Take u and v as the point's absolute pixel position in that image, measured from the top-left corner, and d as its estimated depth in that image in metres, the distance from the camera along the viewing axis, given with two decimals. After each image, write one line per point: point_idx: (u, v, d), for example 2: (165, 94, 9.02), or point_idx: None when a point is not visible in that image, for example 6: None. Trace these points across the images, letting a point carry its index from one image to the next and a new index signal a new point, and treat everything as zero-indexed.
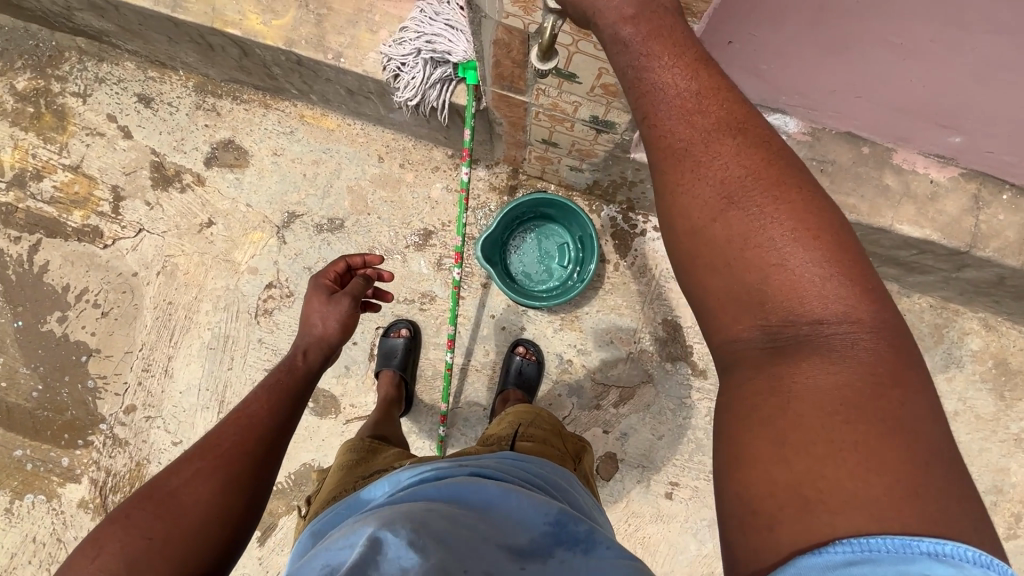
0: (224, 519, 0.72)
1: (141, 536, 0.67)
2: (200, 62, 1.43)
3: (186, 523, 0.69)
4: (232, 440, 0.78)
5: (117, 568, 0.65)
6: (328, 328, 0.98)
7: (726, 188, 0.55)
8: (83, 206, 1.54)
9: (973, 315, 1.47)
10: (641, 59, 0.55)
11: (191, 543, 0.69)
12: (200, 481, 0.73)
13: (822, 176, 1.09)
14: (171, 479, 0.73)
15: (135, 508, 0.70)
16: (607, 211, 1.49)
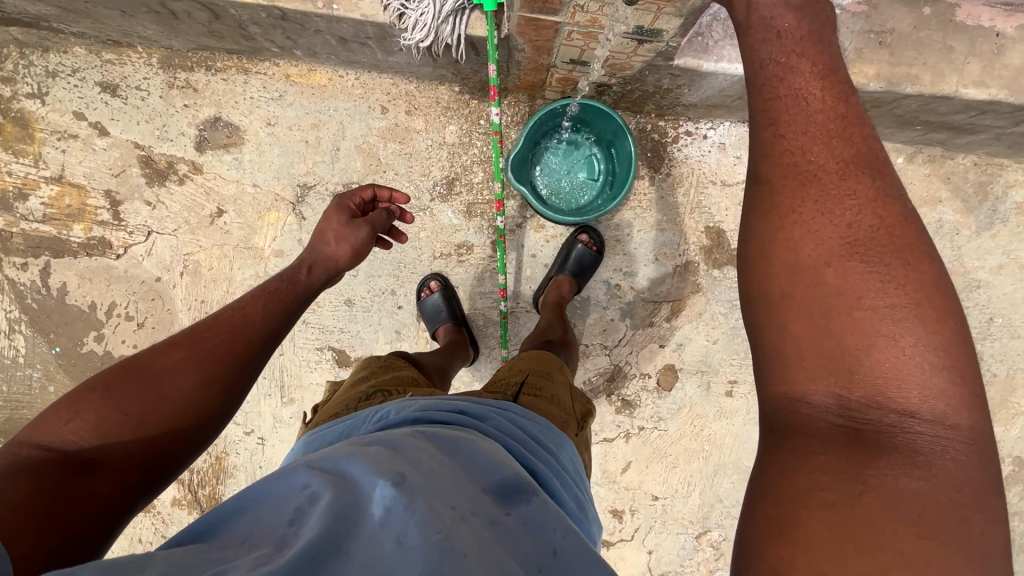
0: (200, 409, 0.76)
1: (120, 408, 0.72)
2: (161, 34, 1.26)
3: (164, 406, 0.74)
4: (225, 338, 0.82)
5: (96, 432, 0.69)
6: (344, 255, 1.03)
7: (850, 237, 0.57)
8: (81, 219, 1.43)
9: (1016, 166, 1.44)
10: (789, 58, 0.63)
11: (165, 425, 0.73)
12: (188, 369, 0.77)
13: (881, 48, 1.01)
14: (160, 360, 0.77)
15: (122, 378, 0.74)
16: (635, 122, 1.40)
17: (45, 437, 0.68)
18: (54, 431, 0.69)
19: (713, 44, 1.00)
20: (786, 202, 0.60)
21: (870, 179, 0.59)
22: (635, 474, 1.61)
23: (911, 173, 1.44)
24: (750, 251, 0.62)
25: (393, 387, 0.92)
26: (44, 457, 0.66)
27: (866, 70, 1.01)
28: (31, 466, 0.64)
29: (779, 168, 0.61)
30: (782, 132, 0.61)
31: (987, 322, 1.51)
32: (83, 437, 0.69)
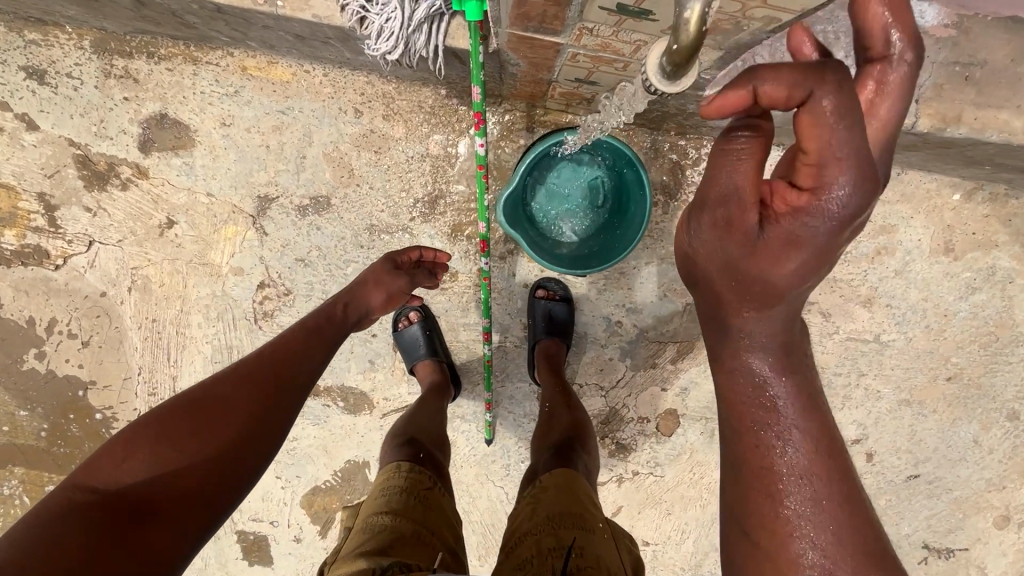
0: (248, 449, 0.71)
1: (167, 450, 0.66)
2: (87, 15, 1.04)
3: (219, 442, 0.69)
4: (274, 373, 0.79)
5: (149, 477, 0.64)
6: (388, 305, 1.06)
7: (807, 503, 0.55)
8: (12, 224, 1.26)
9: None
10: (755, 296, 0.57)
11: (217, 468, 0.67)
12: (239, 406, 0.72)
13: (966, 85, 0.80)
14: (212, 394, 0.72)
15: (170, 416, 0.69)
16: (651, 140, 1.19)
17: (95, 483, 0.63)
18: (103, 477, 0.63)
19: None
20: (709, 346, 0.64)
21: (823, 439, 0.57)
22: (626, 519, 1.49)
23: (967, 213, 1.24)
24: (727, 496, 0.60)
25: (412, 565, 0.73)
26: (90, 506, 0.60)
27: (943, 111, 0.81)
28: (77, 516, 0.59)
29: (734, 407, 0.60)
30: (728, 372, 0.60)
31: None
32: (132, 481, 0.63)
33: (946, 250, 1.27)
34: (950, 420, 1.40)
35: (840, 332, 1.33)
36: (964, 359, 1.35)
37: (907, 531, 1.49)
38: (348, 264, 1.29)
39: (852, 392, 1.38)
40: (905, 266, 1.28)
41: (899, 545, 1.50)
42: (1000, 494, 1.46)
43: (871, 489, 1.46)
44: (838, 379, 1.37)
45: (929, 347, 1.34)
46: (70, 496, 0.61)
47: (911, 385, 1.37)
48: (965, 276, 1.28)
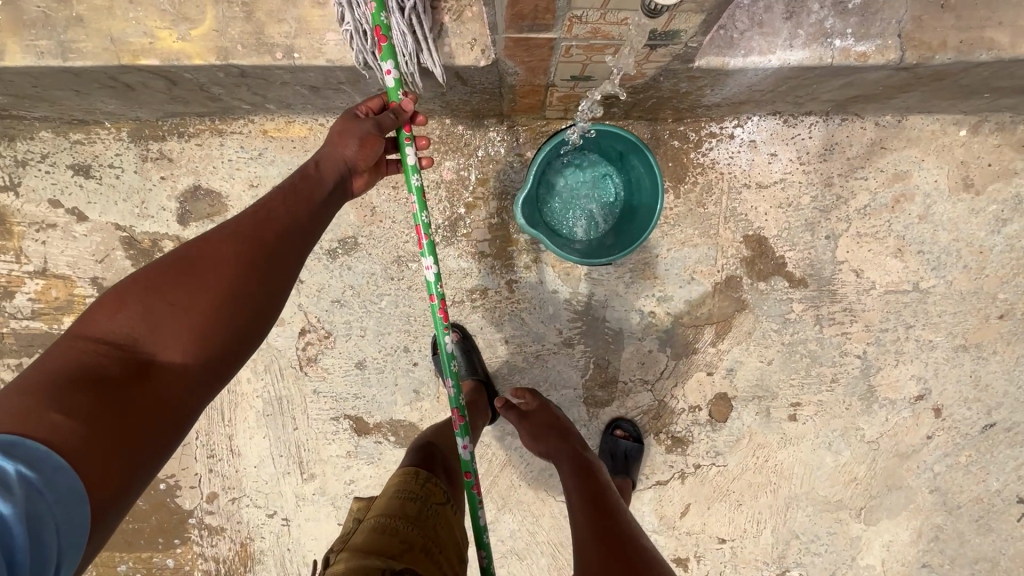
0: (244, 308, 0.65)
1: (158, 302, 0.61)
2: (124, 107, 1.15)
3: (206, 300, 0.63)
4: (275, 224, 0.71)
5: (142, 329, 0.60)
6: (362, 153, 0.85)
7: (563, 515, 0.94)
8: (70, 311, 1.35)
9: None
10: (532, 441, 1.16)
11: (213, 327, 0.63)
12: (230, 257, 0.66)
13: (944, 12, 0.84)
14: (207, 245, 0.66)
15: (168, 265, 0.64)
16: (651, 130, 1.24)
17: (98, 333, 0.59)
18: (105, 328, 0.59)
19: (738, 37, 0.84)
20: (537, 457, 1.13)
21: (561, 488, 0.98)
22: (696, 517, 1.44)
23: (977, 146, 1.24)
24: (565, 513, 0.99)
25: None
26: (94, 355, 0.57)
27: (928, 41, 0.84)
28: (76, 369, 0.55)
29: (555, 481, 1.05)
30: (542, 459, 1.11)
31: None
32: (128, 334, 0.59)
33: (965, 186, 1.26)
34: (1014, 360, 1.34)
35: (877, 287, 1.32)
36: (1013, 295, 1.31)
37: (997, 487, 1.41)
38: (381, 297, 1.34)
39: (904, 346, 1.34)
40: (928, 209, 1.27)
41: (992, 504, 1.42)
42: None
43: (949, 447, 1.39)
44: (886, 334, 1.34)
45: (972, 287, 1.31)
46: (67, 347, 0.57)
47: (964, 330, 1.33)
48: (991, 210, 1.27)
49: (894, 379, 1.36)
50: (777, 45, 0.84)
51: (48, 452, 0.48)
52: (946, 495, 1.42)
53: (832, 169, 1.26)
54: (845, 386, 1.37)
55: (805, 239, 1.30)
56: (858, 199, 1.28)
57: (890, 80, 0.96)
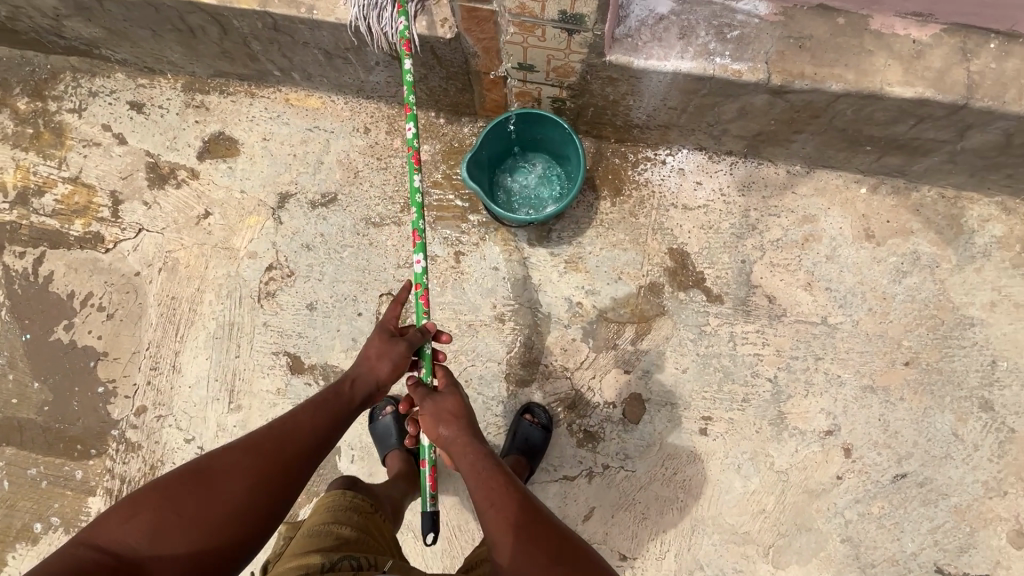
0: (237, 510, 0.74)
1: (162, 521, 0.71)
2: (185, 57, 1.48)
3: (212, 517, 0.73)
4: (286, 450, 0.82)
5: (144, 543, 0.69)
6: (392, 373, 0.98)
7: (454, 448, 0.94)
8: (83, 215, 1.57)
9: (987, 200, 1.40)
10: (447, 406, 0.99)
11: (204, 534, 0.72)
12: (230, 483, 0.76)
13: (802, 51, 1.08)
14: (217, 470, 0.76)
15: (177, 486, 0.74)
16: (596, 146, 1.48)
17: (105, 540, 0.69)
18: (111, 535, 0.70)
19: (642, 45, 1.10)
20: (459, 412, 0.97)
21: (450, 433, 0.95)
22: (599, 525, 1.41)
23: (876, 204, 1.43)
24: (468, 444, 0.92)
25: (363, 559, 0.86)
26: (93, 560, 0.67)
27: (789, 69, 1.08)
28: (80, 571, 0.65)
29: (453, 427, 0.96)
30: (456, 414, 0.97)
31: (990, 364, 1.38)
32: (130, 546, 0.69)
33: (867, 236, 1.43)
34: (921, 409, 1.38)
35: (788, 314, 1.43)
36: (917, 344, 1.40)
37: (913, 550, 1.36)
38: (344, 248, 1.51)
39: (813, 377, 1.41)
40: (834, 251, 1.43)
41: (908, 568, 1.35)
42: (1004, 503, 1.35)
43: (859, 493, 1.38)
44: (796, 362, 1.42)
45: (878, 330, 1.41)
46: (78, 551, 0.68)
47: (871, 370, 1.40)
48: (892, 261, 1.42)
49: (803, 409, 1.40)
50: (671, 55, 1.10)
51: None
52: (859, 549, 1.37)
53: (748, 203, 1.45)
54: (755, 407, 1.41)
55: (723, 259, 1.45)
56: (771, 232, 1.45)
57: (773, 108, 1.19)
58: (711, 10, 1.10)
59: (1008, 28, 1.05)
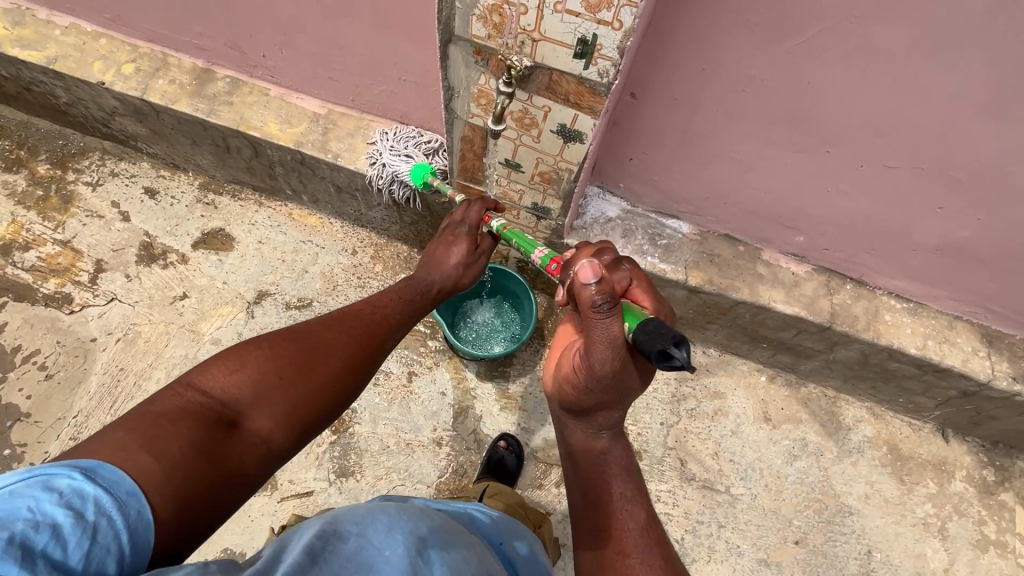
0: (332, 372, 0.84)
1: (266, 375, 0.76)
2: (212, 164, 1.70)
3: (316, 379, 0.81)
4: (371, 335, 0.93)
5: (248, 392, 0.74)
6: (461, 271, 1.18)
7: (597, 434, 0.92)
8: (60, 275, 1.63)
9: (860, 404, 1.69)
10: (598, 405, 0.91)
11: (303, 394, 0.79)
12: (326, 353, 0.84)
13: (712, 264, 1.40)
14: (313, 336, 0.85)
15: (276, 345, 0.81)
16: (548, 303, 1.73)
17: (202, 387, 0.71)
18: (209, 383, 0.72)
19: (592, 236, 1.40)
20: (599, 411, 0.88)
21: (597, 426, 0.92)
22: None
23: (773, 392, 1.69)
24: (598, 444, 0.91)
25: None
26: (194, 406, 0.69)
27: (702, 275, 1.39)
28: (197, 408, 0.68)
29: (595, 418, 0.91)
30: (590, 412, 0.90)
31: (866, 553, 1.54)
32: (234, 393, 0.73)
33: (765, 418, 1.66)
34: None
35: (697, 479, 1.58)
36: (805, 524, 1.56)
37: None
38: None
39: (715, 544, 1.52)
40: (738, 426, 1.65)
41: None
42: None
43: None
44: (701, 526, 1.53)
45: (772, 506, 1.57)
46: (184, 396, 0.69)
47: (765, 545, 1.53)
48: (785, 444, 1.64)
49: None
50: (613, 248, 1.40)
51: (124, 477, 0.56)
52: None
53: (670, 373, 1.69)
54: None
55: (645, 419, 1.63)
56: (687, 401, 1.66)
57: (690, 301, 1.48)
58: (647, 221, 1.42)
59: (858, 278, 1.40)
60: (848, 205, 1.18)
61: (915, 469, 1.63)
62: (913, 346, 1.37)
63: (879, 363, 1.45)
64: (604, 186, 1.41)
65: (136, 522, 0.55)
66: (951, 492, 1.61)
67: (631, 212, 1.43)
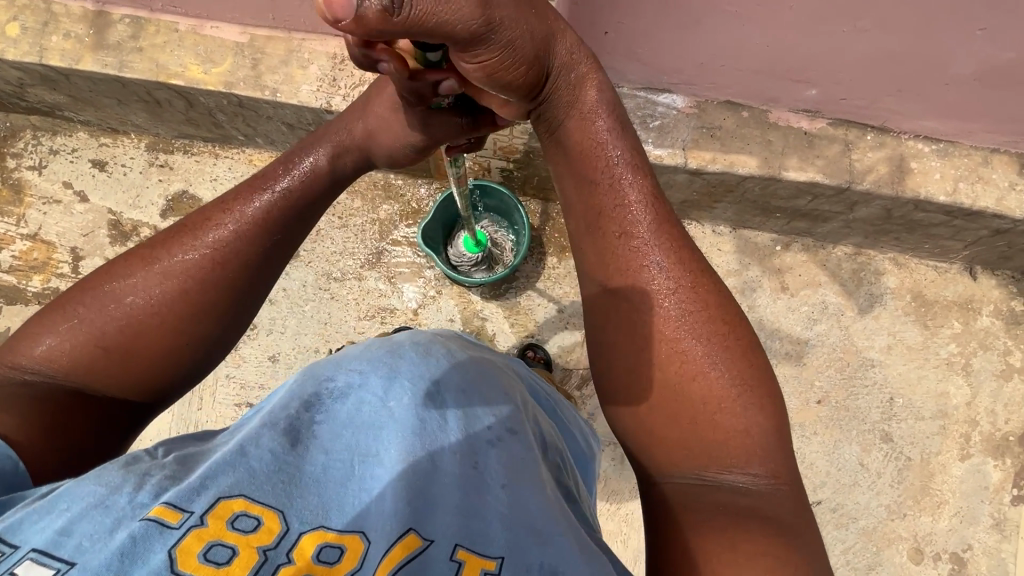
0: (156, 328, 0.80)
1: (76, 344, 0.78)
2: (149, 122, 1.54)
3: (145, 331, 0.80)
4: (199, 265, 0.84)
5: (64, 360, 0.78)
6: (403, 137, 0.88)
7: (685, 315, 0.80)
8: (42, 271, 1.58)
9: (882, 256, 1.61)
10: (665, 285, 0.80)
11: (125, 354, 0.79)
12: (150, 308, 0.81)
13: (713, 140, 1.25)
14: (123, 289, 0.82)
15: (81, 304, 0.81)
16: (541, 207, 1.61)
17: (21, 358, 0.78)
18: (21, 353, 0.79)
19: None
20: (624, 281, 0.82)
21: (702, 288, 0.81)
22: None
23: (790, 260, 1.61)
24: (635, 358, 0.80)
25: None
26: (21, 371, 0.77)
27: (703, 155, 1.25)
28: (24, 386, 0.76)
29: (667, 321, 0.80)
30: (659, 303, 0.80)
31: (889, 401, 1.57)
32: (54, 360, 0.78)
33: (782, 288, 1.60)
34: (832, 442, 1.55)
35: None
36: (827, 384, 1.58)
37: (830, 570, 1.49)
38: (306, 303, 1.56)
39: None
40: (755, 301, 1.60)
41: None
42: (904, 524, 1.51)
43: None
44: None
45: (794, 372, 1.58)
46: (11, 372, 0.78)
47: (788, 409, 1.56)
48: (804, 310, 1.60)
49: None
50: None
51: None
52: None
53: None
54: None
55: None
56: None
57: (692, 184, 1.35)
58: (635, 102, 1.25)
59: (880, 125, 1.24)
60: (870, 44, 1.00)
61: (939, 313, 1.59)
62: (943, 194, 1.25)
63: (905, 215, 1.34)
64: None
65: (13, 472, 0.67)
66: (977, 329, 1.59)
67: (616, 94, 1.25)
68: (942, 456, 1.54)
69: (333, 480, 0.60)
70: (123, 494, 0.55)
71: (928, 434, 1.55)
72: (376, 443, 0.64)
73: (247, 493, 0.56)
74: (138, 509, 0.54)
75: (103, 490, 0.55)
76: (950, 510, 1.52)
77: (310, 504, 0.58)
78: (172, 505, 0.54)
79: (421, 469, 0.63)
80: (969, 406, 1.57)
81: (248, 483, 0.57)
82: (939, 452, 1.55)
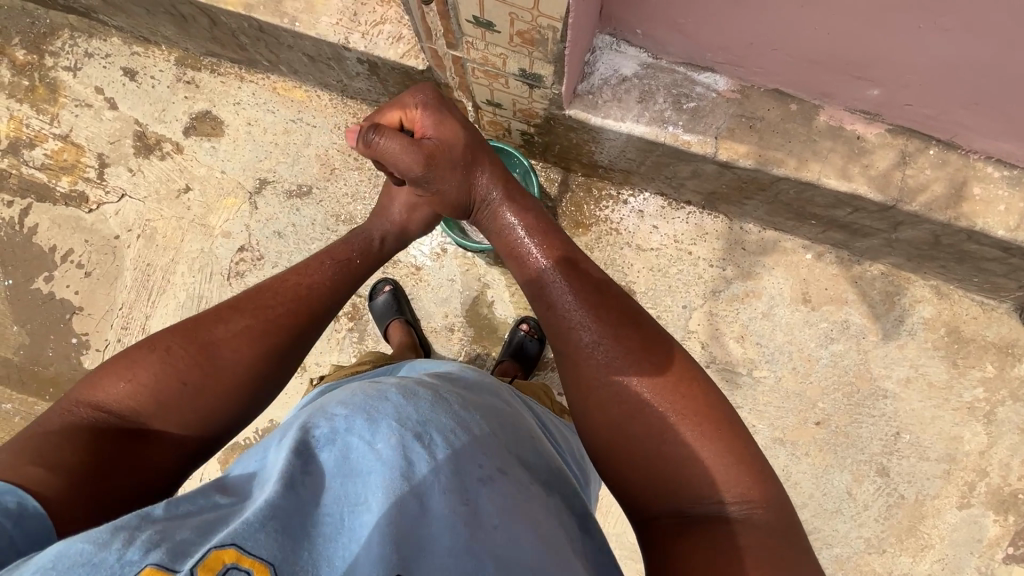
0: (244, 369, 0.75)
1: (157, 385, 0.70)
2: (178, 35, 1.52)
3: (224, 372, 0.73)
4: (284, 312, 0.81)
5: (144, 405, 0.69)
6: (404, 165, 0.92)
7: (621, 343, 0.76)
8: (70, 173, 1.62)
9: (923, 283, 1.48)
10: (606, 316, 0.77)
11: (209, 397, 0.72)
12: (237, 353, 0.75)
13: (751, 132, 1.13)
14: (209, 330, 0.75)
15: (175, 343, 0.73)
16: (561, 177, 1.54)
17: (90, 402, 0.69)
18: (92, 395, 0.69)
19: (602, 104, 1.15)
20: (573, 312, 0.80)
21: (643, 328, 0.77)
22: None
23: (818, 271, 1.49)
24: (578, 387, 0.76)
25: None
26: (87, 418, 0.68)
27: (736, 148, 1.14)
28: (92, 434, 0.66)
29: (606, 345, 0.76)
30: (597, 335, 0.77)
31: (893, 435, 1.48)
32: (131, 408, 0.69)
33: (804, 299, 1.50)
34: (822, 466, 1.49)
35: (716, 362, 1.51)
36: (831, 407, 1.49)
37: None
38: (312, 241, 1.56)
39: None
40: (771, 309, 1.50)
41: None
42: (881, 559, 1.45)
43: None
44: None
45: (798, 388, 1.50)
46: (79, 414, 0.68)
47: (784, 425, 1.50)
48: (823, 327, 1.50)
49: None
50: (627, 117, 1.15)
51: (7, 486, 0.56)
52: None
53: (700, 253, 1.51)
54: None
55: (665, 301, 1.51)
56: (715, 283, 1.51)
57: (722, 177, 1.24)
58: (672, 78, 1.14)
59: (948, 139, 1.09)
60: (947, 47, 0.86)
61: (973, 352, 1.46)
62: (1002, 228, 1.10)
63: (955, 244, 1.20)
64: (618, 34, 1.11)
65: (19, 512, 0.54)
66: (1012, 376, 1.45)
67: (652, 66, 1.13)
68: (939, 500, 1.46)
69: (323, 533, 0.49)
70: (111, 551, 0.42)
71: (928, 475, 1.46)
72: (361, 490, 0.53)
73: (243, 543, 0.45)
74: (127, 572, 0.42)
75: (91, 545, 0.42)
76: (934, 555, 1.44)
77: (304, 557, 0.47)
78: (163, 566, 0.43)
79: (409, 510, 0.52)
80: (981, 455, 1.46)
81: (244, 527, 0.46)
82: (937, 496, 1.46)
